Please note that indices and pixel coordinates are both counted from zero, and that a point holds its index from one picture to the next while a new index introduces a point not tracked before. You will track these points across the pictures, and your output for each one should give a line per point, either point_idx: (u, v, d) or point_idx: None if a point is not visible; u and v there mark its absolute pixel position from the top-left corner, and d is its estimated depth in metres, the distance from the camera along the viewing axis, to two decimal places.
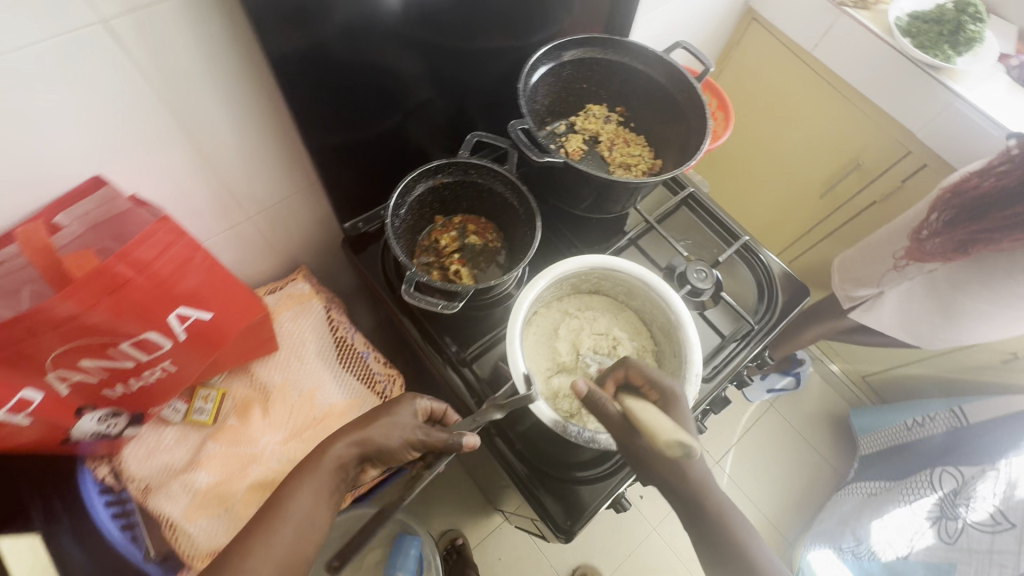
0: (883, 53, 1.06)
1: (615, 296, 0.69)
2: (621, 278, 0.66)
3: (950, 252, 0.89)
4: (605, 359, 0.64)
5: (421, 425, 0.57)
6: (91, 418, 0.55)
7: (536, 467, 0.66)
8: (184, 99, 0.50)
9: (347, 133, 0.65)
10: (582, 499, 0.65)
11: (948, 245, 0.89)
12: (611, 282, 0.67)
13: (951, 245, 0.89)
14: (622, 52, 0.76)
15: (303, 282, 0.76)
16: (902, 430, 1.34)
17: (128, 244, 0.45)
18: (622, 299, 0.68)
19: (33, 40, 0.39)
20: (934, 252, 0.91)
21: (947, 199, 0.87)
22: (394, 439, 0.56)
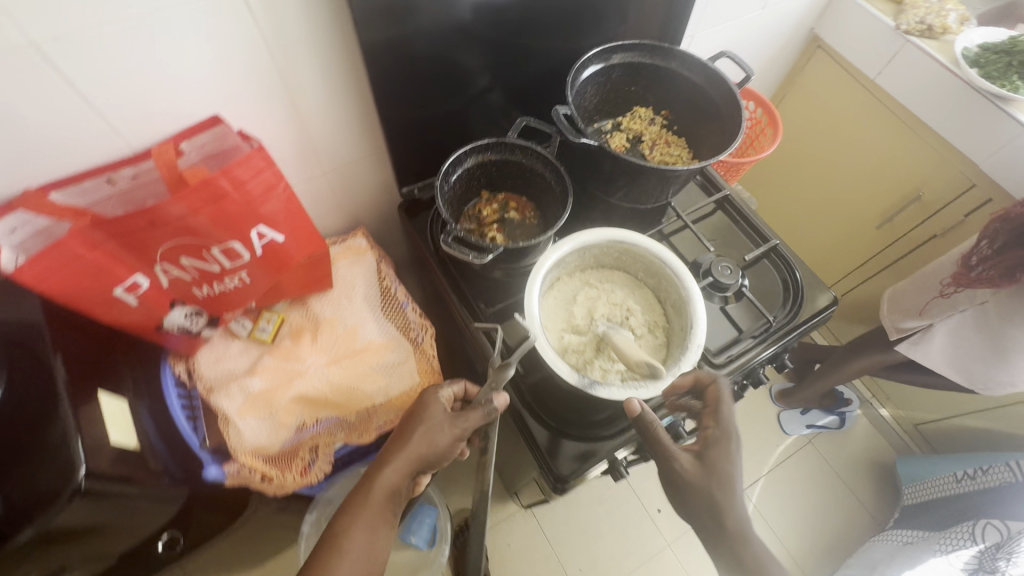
0: (948, 82, 1.04)
1: (634, 274, 0.74)
2: (641, 255, 0.71)
3: (998, 278, 0.89)
4: (616, 326, 0.69)
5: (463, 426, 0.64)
6: (180, 312, 0.67)
7: (547, 424, 0.71)
8: (287, 60, 0.62)
9: (413, 109, 0.76)
10: (578, 453, 0.70)
11: (997, 271, 0.89)
12: (632, 260, 0.72)
13: (1000, 270, 0.88)
14: (668, 58, 0.83)
15: (362, 238, 0.86)
16: (950, 482, 1.24)
17: (230, 164, 0.56)
18: (640, 277, 0.74)
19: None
20: (980, 277, 0.91)
21: (998, 226, 0.89)
22: (439, 449, 0.63)
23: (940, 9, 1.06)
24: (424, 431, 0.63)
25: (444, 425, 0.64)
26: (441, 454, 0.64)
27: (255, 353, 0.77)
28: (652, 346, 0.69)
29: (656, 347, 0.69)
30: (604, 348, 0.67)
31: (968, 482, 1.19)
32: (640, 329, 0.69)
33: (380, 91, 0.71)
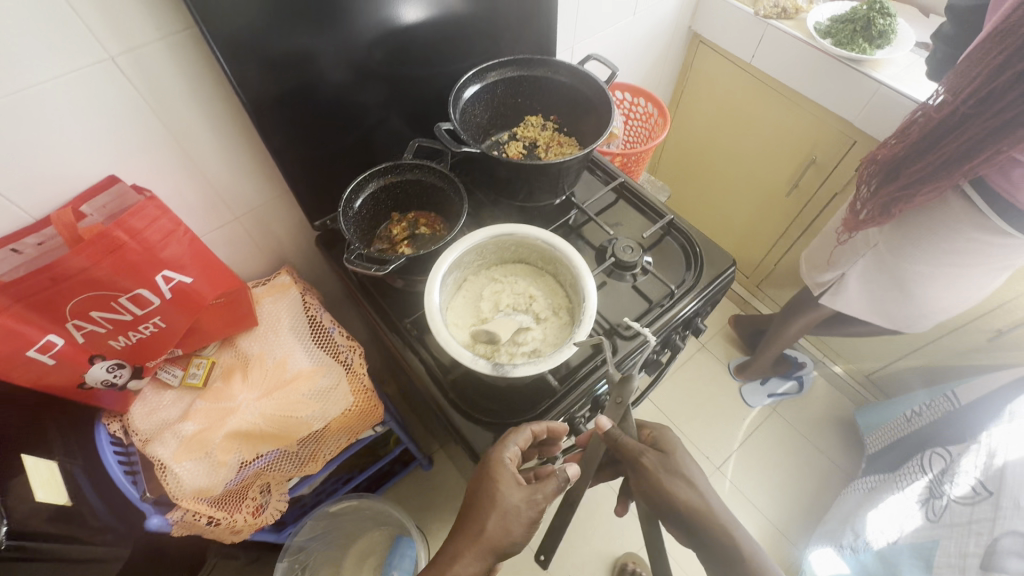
0: (810, 55, 1.15)
1: (535, 264, 0.79)
2: (534, 244, 0.76)
3: (879, 217, 0.95)
4: (521, 313, 0.74)
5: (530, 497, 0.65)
6: (101, 366, 0.69)
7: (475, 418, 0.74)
8: (174, 117, 0.67)
9: (310, 147, 0.81)
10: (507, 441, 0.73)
11: (876, 211, 0.95)
12: (529, 251, 0.77)
13: (877, 211, 0.95)
14: (544, 68, 0.91)
15: (286, 275, 0.90)
16: (902, 422, 1.30)
17: (124, 215, 0.61)
18: (538, 267, 0.79)
19: (61, 73, 0.56)
20: (866, 220, 0.98)
21: (870, 170, 0.96)
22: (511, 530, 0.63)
23: None
24: (500, 515, 0.63)
25: (520, 508, 0.64)
26: (518, 535, 0.64)
27: (188, 399, 0.79)
28: (557, 326, 0.73)
29: (560, 327, 0.73)
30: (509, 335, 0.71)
31: (915, 420, 1.25)
32: (543, 312, 0.74)
33: (276, 135, 0.76)
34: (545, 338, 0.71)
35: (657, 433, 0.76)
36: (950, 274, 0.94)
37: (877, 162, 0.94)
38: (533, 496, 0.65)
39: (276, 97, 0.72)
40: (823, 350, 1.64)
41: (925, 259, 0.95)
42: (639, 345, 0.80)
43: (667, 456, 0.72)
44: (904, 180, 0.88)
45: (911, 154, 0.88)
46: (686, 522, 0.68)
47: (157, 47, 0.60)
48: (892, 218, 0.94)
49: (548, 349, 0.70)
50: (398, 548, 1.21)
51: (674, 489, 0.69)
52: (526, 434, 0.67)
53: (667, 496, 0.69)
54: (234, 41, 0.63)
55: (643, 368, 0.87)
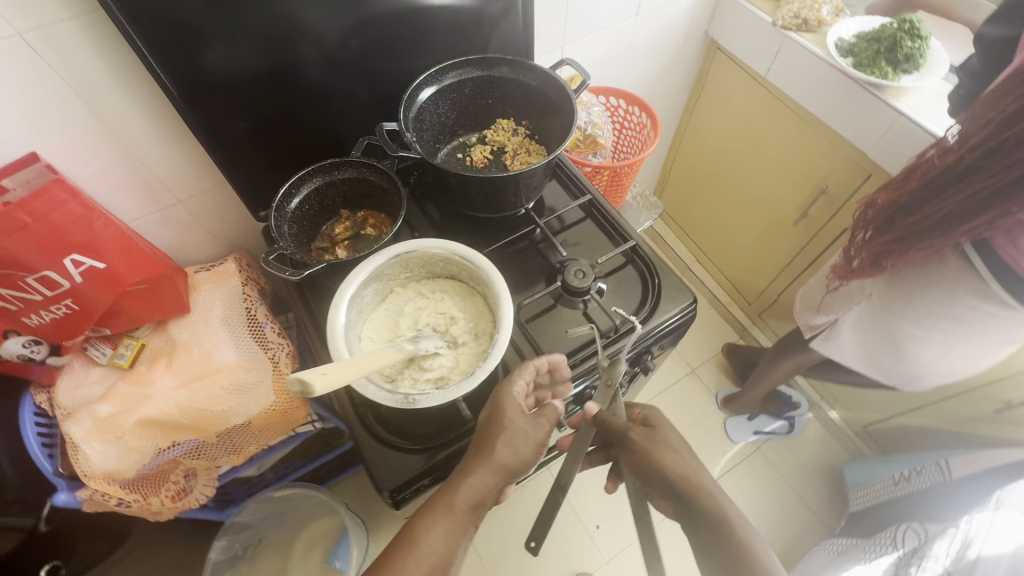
0: (828, 75, 1.04)
1: (466, 282, 0.74)
2: (462, 262, 0.71)
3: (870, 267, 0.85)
4: (438, 335, 0.69)
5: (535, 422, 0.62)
6: (16, 342, 0.69)
7: (381, 437, 0.71)
8: (99, 98, 0.65)
9: (254, 136, 0.79)
10: (407, 466, 0.69)
11: (868, 259, 0.86)
12: (459, 268, 0.73)
13: (869, 259, 0.85)
14: (513, 70, 0.85)
15: (232, 263, 0.89)
16: (889, 485, 1.19)
17: (26, 196, 0.59)
18: (469, 285, 0.74)
19: None
20: (858, 267, 0.88)
21: (868, 212, 0.86)
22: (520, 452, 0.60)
23: (812, 4, 1.07)
24: (505, 437, 0.60)
25: (528, 432, 0.61)
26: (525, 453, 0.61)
27: (112, 379, 0.79)
28: (473, 353, 0.68)
29: (477, 354, 0.68)
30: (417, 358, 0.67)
31: (903, 485, 1.14)
32: (461, 336, 0.69)
33: (214, 123, 0.74)
34: (456, 365, 0.67)
35: (647, 412, 0.73)
36: (947, 340, 0.85)
37: (874, 207, 0.84)
38: (537, 421, 0.63)
39: (209, 86, 0.69)
40: (821, 393, 1.53)
41: (918, 320, 0.86)
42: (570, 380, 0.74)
43: (655, 430, 0.69)
44: (899, 232, 0.79)
45: (911, 202, 0.77)
46: (672, 496, 0.63)
47: (71, 26, 0.58)
48: (885, 270, 0.84)
49: (455, 377, 0.65)
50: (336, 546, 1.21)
51: (664, 461, 0.64)
52: (530, 370, 0.67)
53: (658, 469, 0.64)
54: (154, 24, 0.61)
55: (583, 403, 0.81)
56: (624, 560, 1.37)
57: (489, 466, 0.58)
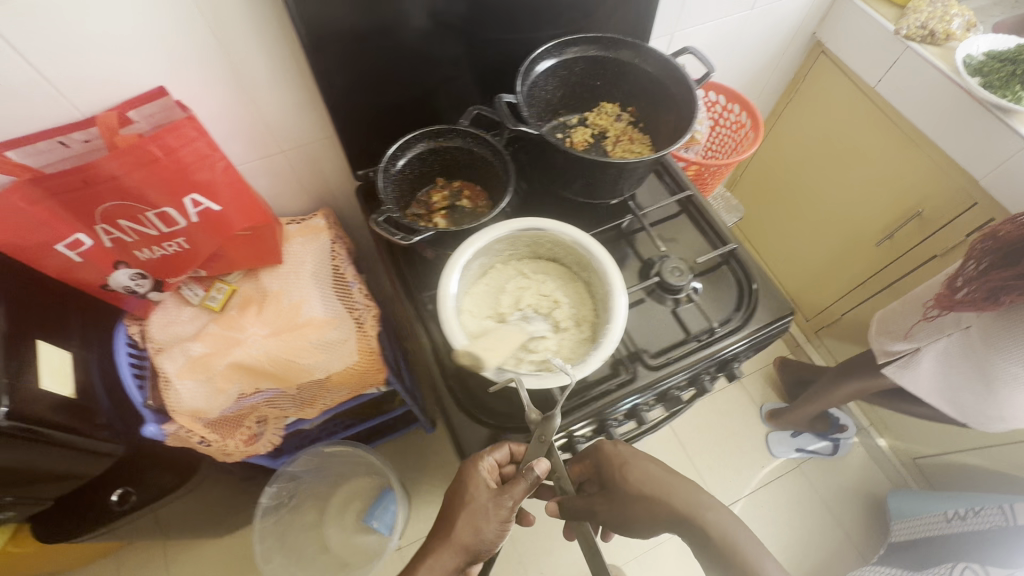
0: (949, 93, 0.99)
1: (568, 266, 0.73)
2: (571, 246, 0.70)
3: (981, 300, 0.83)
4: (541, 316, 0.69)
5: (494, 496, 0.62)
6: (124, 274, 0.70)
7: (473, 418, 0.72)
8: (231, 39, 0.65)
9: (367, 93, 0.78)
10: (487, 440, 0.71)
11: (979, 293, 0.83)
12: (565, 252, 0.71)
13: (981, 291, 0.82)
14: (631, 53, 0.82)
15: (321, 219, 0.89)
16: (940, 521, 1.16)
17: (161, 130, 0.59)
18: (572, 271, 0.73)
19: None
20: (964, 299, 0.86)
21: (986, 243, 0.84)
22: (481, 531, 0.61)
23: (943, 14, 0.99)
24: (466, 518, 0.61)
25: (490, 507, 0.61)
26: (489, 537, 0.61)
27: (203, 319, 0.81)
28: (576, 339, 0.68)
29: (580, 341, 0.68)
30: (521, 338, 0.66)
31: (958, 523, 1.11)
32: (564, 321, 0.68)
33: (333, 75, 0.73)
34: (559, 349, 0.66)
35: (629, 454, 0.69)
36: None
37: (994, 238, 0.82)
38: (501, 500, 0.62)
39: (337, 35, 0.68)
40: (870, 419, 1.50)
41: None
42: (660, 378, 0.74)
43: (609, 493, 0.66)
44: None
45: None
46: None
47: None
48: (997, 306, 0.81)
49: (559, 362, 0.65)
50: (381, 500, 1.24)
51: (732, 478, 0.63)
52: (504, 450, 0.66)
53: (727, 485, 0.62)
54: None
55: (661, 402, 0.81)
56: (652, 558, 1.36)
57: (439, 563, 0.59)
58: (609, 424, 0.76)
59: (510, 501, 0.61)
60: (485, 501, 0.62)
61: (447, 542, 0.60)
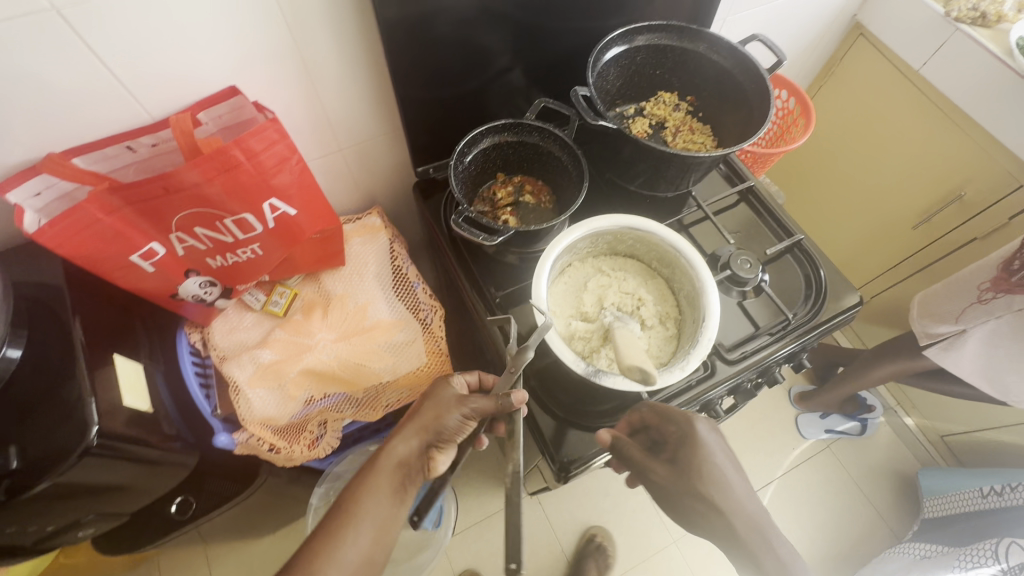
0: (1001, 76, 0.99)
1: (647, 263, 0.73)
2: (654, 243, 0.69)
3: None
4: (626, 315, 0.68)
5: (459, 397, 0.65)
6: (194, 283, 0.69)
7: (555, 414, 0.70)
8: (304, 34, 0.63)
9: (432, 86, 0.76)
10: (572, 441, 0.69)
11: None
12: (646, 248, 0.71)
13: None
14: (698, 41, 0.80)
15: (376, 217, 0.86)
16: (975, 496, 1.20)
17: (244, 134, 0.57)
18: (652, 268, 0.72)
19: None
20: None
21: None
22: (444, 420, 0.62)
23: None
24: (429, 407, 0.64)
25: (452, 403, 0.64)
26: (450, 431, 0.63)
27: (268, 325, 0.79)
28: (662, 337, 0.68)
29: (666, 338, 0.68)
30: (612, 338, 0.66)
31: (995, 499, 1.15)
32: (651, 319, 0.68)
33: (403, 69, 0.71)
34: (648, 348, 0.66)
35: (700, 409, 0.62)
36: None
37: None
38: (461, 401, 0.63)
39: (413, 27, 0.66)
40: (897, 399, 1.53)
41: None
42: (738, 374, 0.74)
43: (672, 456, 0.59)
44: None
45: None
46: None
47: None
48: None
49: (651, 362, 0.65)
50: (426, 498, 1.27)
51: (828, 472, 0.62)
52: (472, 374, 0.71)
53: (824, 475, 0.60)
54: None
55: (733, 395, 0.81)
56: (690, 542, 1.38)
57: (399, 450, 0.61)
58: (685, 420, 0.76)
59: (470, 401, 0.62)
60: (449, 398, 0.64)
61: (409, 433, 0.62)
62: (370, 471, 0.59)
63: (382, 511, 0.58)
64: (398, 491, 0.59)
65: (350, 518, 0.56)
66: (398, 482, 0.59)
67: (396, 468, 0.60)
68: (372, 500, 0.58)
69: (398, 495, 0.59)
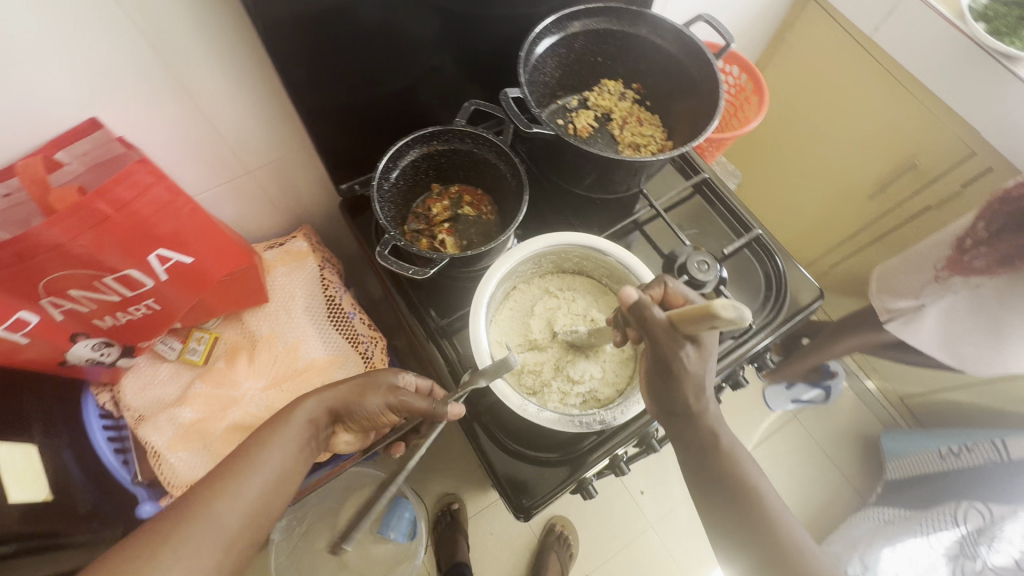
0: (954, 41, 0.94)
1: (596, 279, 0.68)
2: (603, 259, 0.64)
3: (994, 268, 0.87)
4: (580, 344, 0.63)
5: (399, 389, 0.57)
6: (85, 345, 0.59)
7: (506, 446, 0.65)
8: (174, 49, 0.53)
9: (343, 94, 0.67)
10: (526, 477, 0.64)
11: (993, 261, 0.87)
12: (595, 265, 0.66)
13: (995, 261, 0.86)
14: (639, 24, 0.73)
15: (302, 240, 0.77)
16: (934, 458, 1.22)
17: (107, 182, 0.47)
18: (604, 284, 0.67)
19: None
20: (976, 266, 0.89)
21: (997, 207, 0.85)
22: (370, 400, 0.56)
23: None
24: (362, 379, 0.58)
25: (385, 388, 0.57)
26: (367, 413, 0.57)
27: (186, 377, 0.71)
28: (619, 359, 0.63)
29: (623, 360, 0.63)
30: (564, 368, 0.61)
31: (952, 460, 1.17)
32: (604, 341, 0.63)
33: (304, 78, 0.62)
34: (603, 375, 0.61)
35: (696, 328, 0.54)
36: None
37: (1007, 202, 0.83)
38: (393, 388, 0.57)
39: (307, 34, 0.57)
40: (858, 363, 1.55)
41: None
42: None
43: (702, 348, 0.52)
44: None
45: None
46: None
47: None
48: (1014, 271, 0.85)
49: (608, 392, 0.60)
50: (396, 509, 1.19)
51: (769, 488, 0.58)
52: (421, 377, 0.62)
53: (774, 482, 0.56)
54: None
55: None
56: (665, 526, 1.36)
57: (311, 408, 0.54)
58: (652, 437, 0.72)
59: (405, 394, 0.56)
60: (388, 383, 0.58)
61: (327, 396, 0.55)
62: (275, 427, 0.52)
63: (278, 470, 0.51)
64: (297, 452, 0.52)
65: (239, 474, 0.49)
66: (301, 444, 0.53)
67: (304, 429, 0.53)
68: (269, 454, 0.50)
69: (296, 456, 0.52)
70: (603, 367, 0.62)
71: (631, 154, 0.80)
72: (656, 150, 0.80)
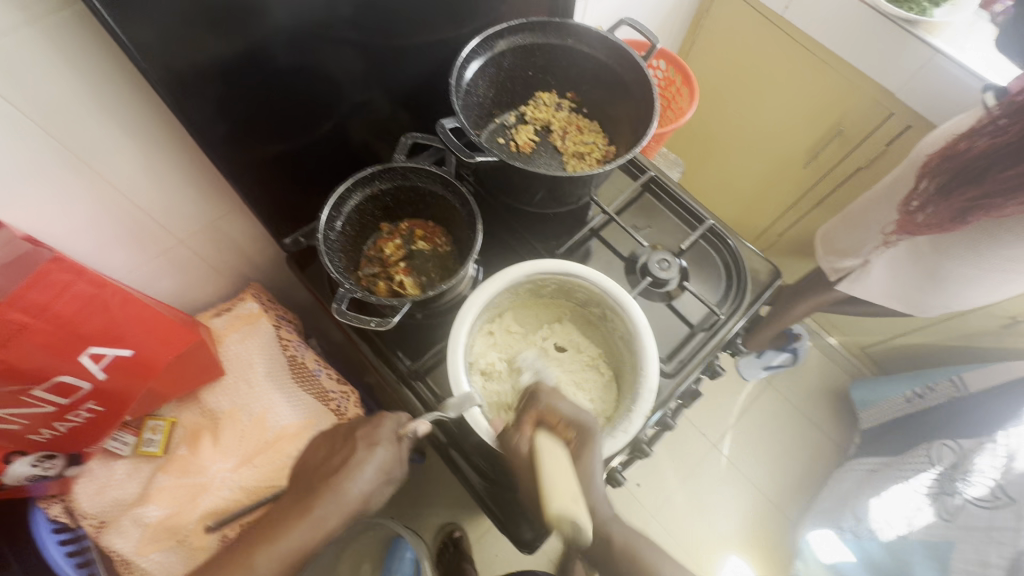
0: (859, 11, 0.99)
1: (575, 307, 0.69)
2: (580, 285, 0.65)
3: (946, 223, 0.91)
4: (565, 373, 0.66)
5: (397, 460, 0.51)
6: (24, 463, 0.54)
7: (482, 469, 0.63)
8: (74, 131, 0.49)
9: (269, 148, 0.63)
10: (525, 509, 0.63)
11: (946, 215, 0.90)
12: (572, 292, 0.67)
13: (950, 213, 0.89)
14: (563, 35, 0.72)
15: (252, 302, 0.73)
16: (902, 402, 1.29)
17: (18, 289, 0.43)
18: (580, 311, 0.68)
19: None
20: (929, 223, 0.93)
21: (937, 165, 0.89)
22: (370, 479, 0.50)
23: None
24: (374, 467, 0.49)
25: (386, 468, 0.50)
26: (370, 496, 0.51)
27: (146, 471, 0.66)
28: (602, 382, 0.66)
29: (606, 383, 0.66)
30: None
31: (918, 402, 1.24)
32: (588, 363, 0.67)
33: (221, 140, 0.58)
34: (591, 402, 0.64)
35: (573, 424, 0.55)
36: (999, 275, 0.93)
37: (946, 160, 0.87)
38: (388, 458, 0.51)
39: (220, 94, 0.54)
40: (819, 322, 1.61)
41: (969, 260, 0.94)
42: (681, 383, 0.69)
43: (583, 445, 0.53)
44: (992, 186, 0.82)
45: (997, 156, 0.81)
46: None
47: (33, 37, 0.42)
48: (964, 225, 0.90)
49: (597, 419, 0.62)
50: (395, 550, 1.12)
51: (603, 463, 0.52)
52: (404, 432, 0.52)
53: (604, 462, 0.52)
54: (152, 20, 0.45)
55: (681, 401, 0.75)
56: (668, 513, 1.37)
57: (320, 523, 0.48)
58: (643, 442, 0.69)
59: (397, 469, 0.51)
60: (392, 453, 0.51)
61: (334, 496, 0.49)
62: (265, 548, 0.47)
63: None
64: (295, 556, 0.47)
65: None
66: (291, 560, 0.47)
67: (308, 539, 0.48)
68: None
69: None
70: (591, 395, 0.64)
71: (576, 163, 0.79)
72: (600, 156, 0.79)
